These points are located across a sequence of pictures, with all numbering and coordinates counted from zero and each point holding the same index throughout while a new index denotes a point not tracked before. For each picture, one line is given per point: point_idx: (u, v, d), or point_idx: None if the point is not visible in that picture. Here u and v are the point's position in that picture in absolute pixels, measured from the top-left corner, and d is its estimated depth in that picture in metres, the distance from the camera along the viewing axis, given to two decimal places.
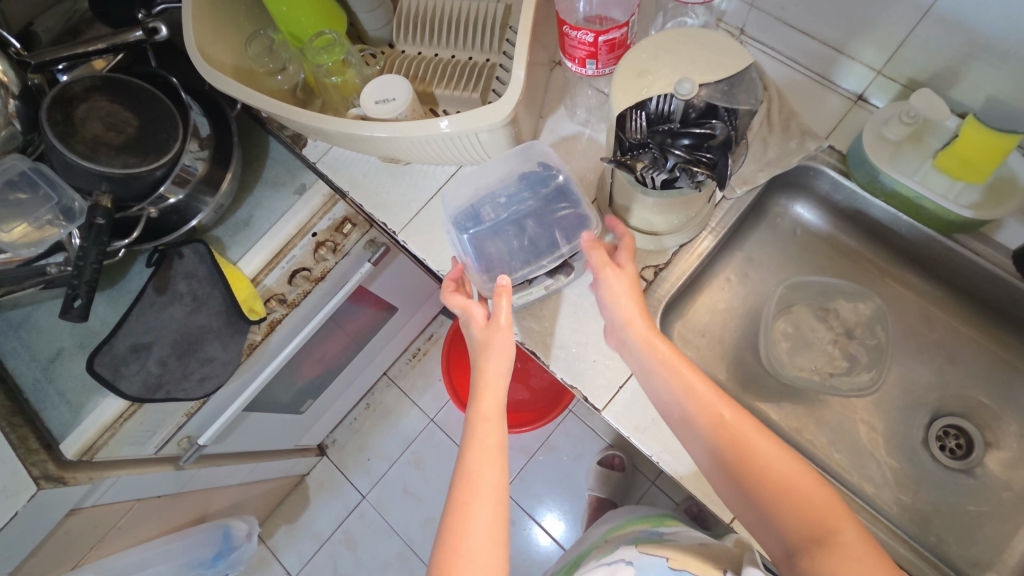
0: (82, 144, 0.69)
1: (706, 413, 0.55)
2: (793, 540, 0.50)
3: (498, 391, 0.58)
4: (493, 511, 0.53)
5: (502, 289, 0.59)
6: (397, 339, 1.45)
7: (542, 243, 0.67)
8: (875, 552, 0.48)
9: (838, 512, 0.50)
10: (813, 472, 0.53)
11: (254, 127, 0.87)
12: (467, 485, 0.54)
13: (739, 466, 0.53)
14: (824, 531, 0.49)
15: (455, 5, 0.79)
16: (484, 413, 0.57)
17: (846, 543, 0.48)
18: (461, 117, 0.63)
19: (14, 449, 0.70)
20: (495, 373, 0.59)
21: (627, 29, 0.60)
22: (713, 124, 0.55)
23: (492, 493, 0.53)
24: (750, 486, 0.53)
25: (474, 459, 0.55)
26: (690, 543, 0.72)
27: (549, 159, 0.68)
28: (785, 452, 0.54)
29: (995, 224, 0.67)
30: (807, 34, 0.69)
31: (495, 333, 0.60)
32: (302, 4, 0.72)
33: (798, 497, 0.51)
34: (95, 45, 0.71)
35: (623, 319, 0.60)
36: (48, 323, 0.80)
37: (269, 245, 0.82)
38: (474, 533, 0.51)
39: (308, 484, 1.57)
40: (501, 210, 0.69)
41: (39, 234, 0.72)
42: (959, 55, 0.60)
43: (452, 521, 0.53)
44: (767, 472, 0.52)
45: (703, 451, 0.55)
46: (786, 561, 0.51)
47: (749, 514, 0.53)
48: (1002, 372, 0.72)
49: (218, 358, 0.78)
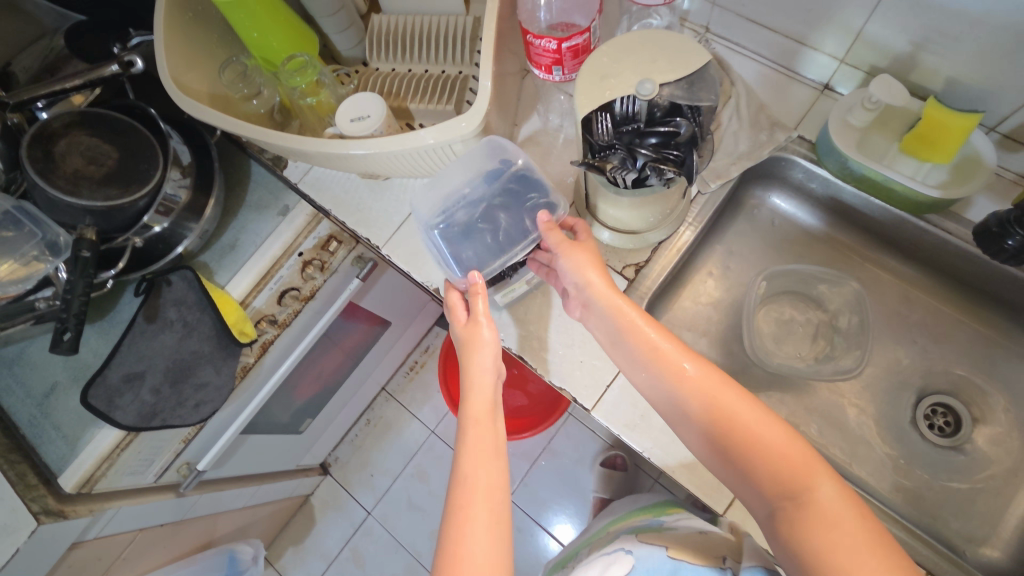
0: (63, 180, 0.70)
1: (671, 370, 0.55)
2: (770, 501, 0.50)
3: (487, 391, 0.59)
4: (492, 513, 0.52)
5: (476, 284, 0.61)
6: (392, 353, 1.45)
7: (515, 234, 0.68)
8: (853, 510, 0.48)
9: (813, 469, 0.49)
10: (787, 426, 0.52)
11: (236, 153, 0.89)
12: (464, 489, 0.53)
13: (713, 428, 0.53)
14: (799, 491, 0.49)
15: (424, 21, 0.81)
16: (476, 414, 0.57)
17: (822, 502, 0.48)
18: (433, 129, 0.64)
19: (13, 485, 0.70)
20: (483, 371, 0.59)
21: (589, 34, 0.62)
22: (678, 122, 0.57)
23: (487, 495, 0.53)
24: (725, 448, 0.52)
25: (467, 460, 0.55)
26: (688, 533, 0.72)
27: (506, 151, 0.68)
28: (757, 407, 0.53)
29: (965, 202, 0.68)
30: (769, 28, 0.70)
31: (479, 332, 0.60)
32: (273, 28, 0.72)
33: (771, 457, 0.50)
34: (71, 81, 0.72)
35: (586, 287, 0.60)
36: (41, 359, 0.81)
37: (257, 267, 0.83)
38: (473, 535, 0.51)
39: (313, 504, 1.56)
40: (472, 209, 0.70)
41: (25, 270, 0.72)
42: (915, 41, 0.61)
43: (451, 528, 0.52)
44: (738, 432, 0.51)
45: (677, 414, 0.55)
46: (767, 521, 0.51)
47: (728, 474, 0.53)
48: (984, 348, 0.73)
49: (212, 383, 0.78)
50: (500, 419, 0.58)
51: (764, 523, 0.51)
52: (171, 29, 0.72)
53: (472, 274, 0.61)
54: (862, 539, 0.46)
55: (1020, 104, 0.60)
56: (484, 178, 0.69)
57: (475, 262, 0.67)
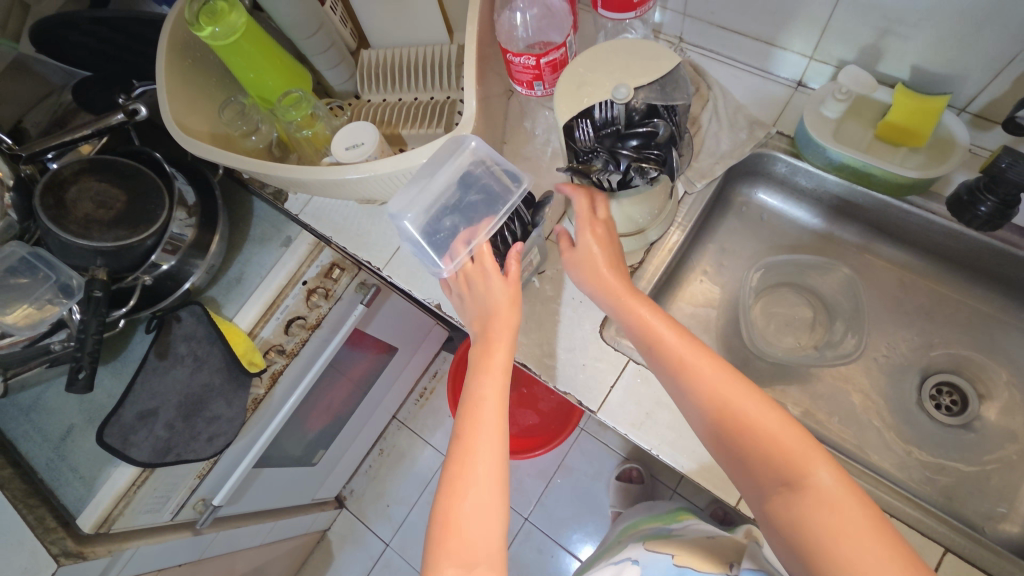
0: (75, 224, 0.73)
1: (678, 359, 0.56)
2: (767, 489, 0.50)
3: (508, 347, 0.61)
4: (496, 471, 0.54)
5: (514, 254, 0.63)
6: (401, 380, 1.46)
7: (480, 211, 0.66)
8: (853, 496, 0.47)
9: (812, 455, 0.49)
10: (789, 416, 0.52)
11: (238, 189, 0.92)
12: (473, 433, 0.56)
13: (716, 415, 0.53)
14: (799, 476, 0.48)
15: (410, 52, 0.85)
16: (490, 371, 0.59)
17: (821, 488, 0.47)
18: (395, 159, 0.68)
19: (32, 529, 0.72)
20: (505, 329, 0.62)
21: (565, 48, 0.66)
22: (656, 123, 0.58)
23: (495, 443, 0.55)
24: (721, 430, 0.53)
25: (480, 409, 0.57)
26: (695, 537, 0.74)
27: (452, 145, 0.65)
28: (755, 394, 0.53)
29: (945, 180, 0.70)
30: (738, 32, 0.73)
31: (502, 292, 0.62)
32: (268, 69, 0.76)
33: (768, 441, 0.50)
34: (81, 131, 0.76)
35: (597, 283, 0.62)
36: (56, 403, 0.83)
37: (262, 298, 0.84)
38: (477, 484, 0.54)
39: (330, 539, 1.56)
40: (449, 197, 0.66)
41: (39, 314, 0.74)
42: (877, 33, 0.64)
43: (453, 467, 0.55)
44: (738, 419, 0.52)
45: (674, 388, 0.56)
46: (761, 511, 0.51)
47: (728, 462, 0.53)
48: (982, 323, 0.74)
49: (224, 416, 0.80)
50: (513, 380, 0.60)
51: (758, 512, 0.51)
52: (171, 76, 0.76)
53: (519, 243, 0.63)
54: (865, 526, 0.45)
55: (986, 82, 0.62)
56: (470, 175, 0.66)
57: (460, 243, 0.65)
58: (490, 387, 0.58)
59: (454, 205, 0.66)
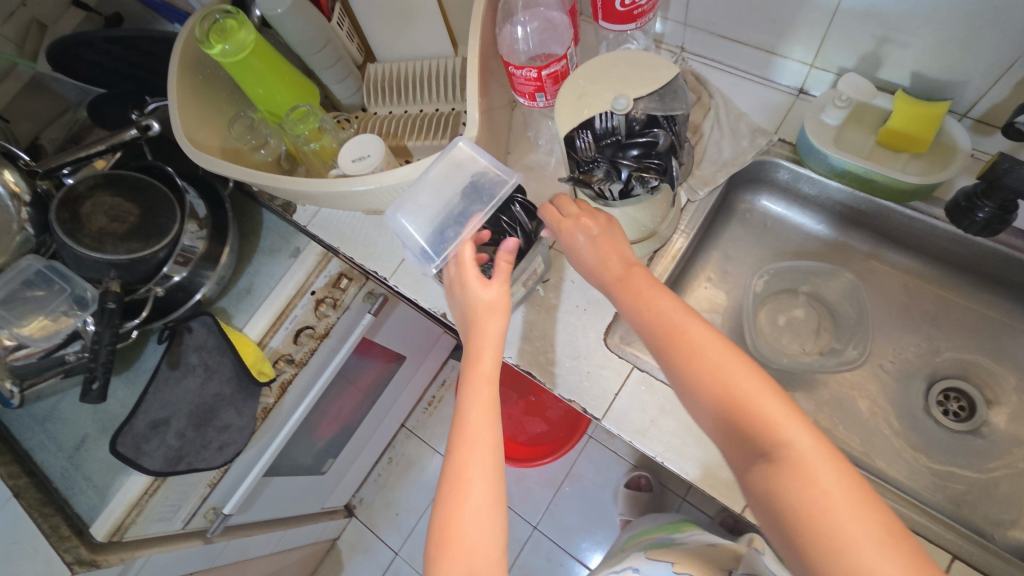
0: (89, 238, 0.75)
1: (663, 326, 0.55)
2: (744, 454, 0.49)
3: (496, 352, 0.61)
4: (493, 474, 0.55)
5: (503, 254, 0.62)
6: (409, 388, 1.47)
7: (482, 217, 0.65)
8: (829, 462, 0.46)
9: (788, 421, 0.48)
10: (771, 380, 0.50)
11: (248, 202, 0.94)
12: (467, 444, 0.56)
13: (697, 380, 0.52)
14: (775, 444, 0.48)
15: (415, 66, 0.86)
16: (479, 378, 0.60)
17: (797, 455, 0.47)
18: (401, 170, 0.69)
19: (48, 538, 0.74)
20: (492, 335, 0.61)
21: (566, 60, 0.67)
22: (657, 133, 0.59)
23: (489, 454, 0.56)
24: (701, 398, 0.52)
25: (473, 420, 0.57)
26: (695, 546, 0.74)
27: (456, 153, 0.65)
28: (738, 359, 0.52)
29: (947, 186, 0.70)
30: (739, 41, 0.74)
31: (488, 296, 0.62)
32: (277, 84, 0.78)
33: (749, 408, 0.49)
34: (95, 147, 0.78)
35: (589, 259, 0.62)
36: (71, 412, 0.84)
37: (271, 308, 0.86)
38: (474, 496, 0.54)
39: (340, 548, 1.56)
40: (452, 207, 0.65)
41: (54, 326, 0.76)
42: (876, 40, 0.64)
43: (450, 482, 0.55)
44: (721, 386, 0.51)
45: (659, 354, 0.55)
46: (741, 477, 0.50)
47: (710, 429, 0.52)
48: (989, 329, 0.73)
49: (234, 425, 0.81)
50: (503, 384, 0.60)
51: (737, 474, 0.51)
52: (183, 93, 0.78)
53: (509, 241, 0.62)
54: (841, 492, 0.45)
55: (986, 88, 0.62)
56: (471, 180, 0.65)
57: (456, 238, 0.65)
58: (481, 395, 0.59)
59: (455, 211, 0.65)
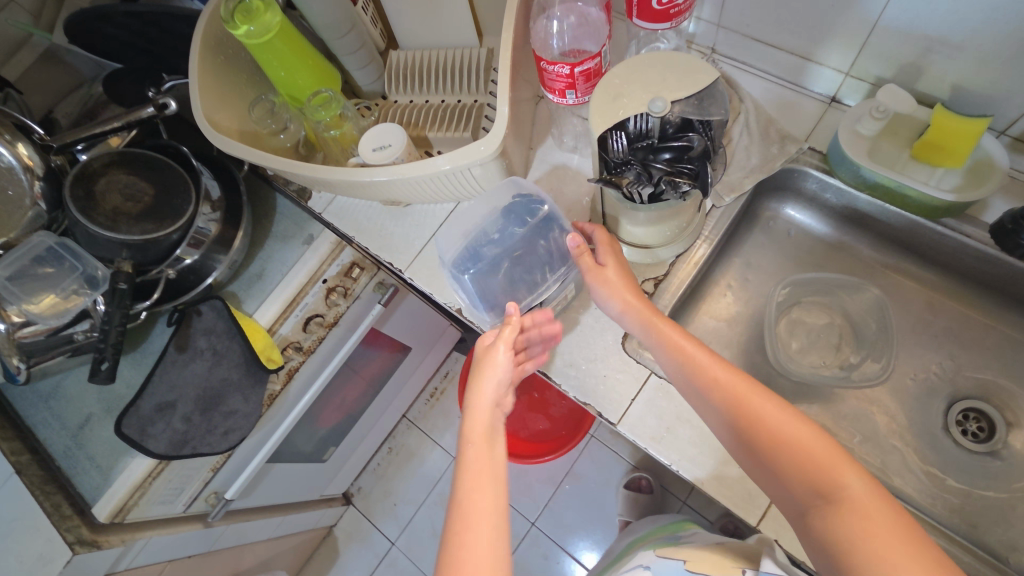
0: (103, 216, 0.74)
1: (705, 378, 0.56)
2: (801, 499, 0.50)
3: (487, 413, 0.59)
4: (489, 536, 0.52)
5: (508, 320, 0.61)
6: (413, 379, 1.46)
7: (533, 259, 0.71)
8: (886, 504, 0.47)
9: (843, 465, 0.49)
10: (816, 427, 0.52)
11: (262, 186, 0.92)
12: (466, 508, 0.54)
13: (742, 429, 0.53)
14: (830, 488, 0.48)
15: (439, 55, 0.84)
16: (474, 438, 0.58)
17: (855, 497, 0.47)
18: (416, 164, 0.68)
19: (49, 517, 0.73)
20: (486, 396, 0.59)
21: (600, 58, 0.65)
22: (691, 136, 0.58)
23: (486, 516, 0.53)
24: (746, 441, 0.53)
25: (469, 482, 0.55)
26: (705, 544, 0.69)
27: (524, 189, 0.70)
28: (781, 407, 0.53)
29: (981, 205, 0.69)
30: (774, 46, 0.72)
31: (495, 357, 0.60)
32: (299, 68, 0.76)
33: (800, 454, 0.50)
34: (111, 124, 0.77)
35: (619, 303, 0.63)
36: (76, 391, 0.83)
37: (282, 295, 0.84)
38: (472, 560, 0.51)
39: (336, 536, 1.56)
40: (492, 249, 0.72)
41: (64, 304, 0.75)
42: (918, 51, 0.63)
43: (449, 545, 0.53)
44: (770, 436, 0.52)
45: (703, 406, 0.56)
46: (799, 523, 0.50)
47: (759, 472, 0.53)
48: (1012, 350, 0.72)
49: (241, 411, 0.80)
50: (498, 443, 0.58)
51: (793, 523, 0.51)
52: (204, 72, 0.76)
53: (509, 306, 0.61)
54: (899, 533, 0.45)
55: None
56: (521, 219, 0.71)
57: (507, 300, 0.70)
58: (476, 453, 0.57)
59: (492, 239, 0.72)
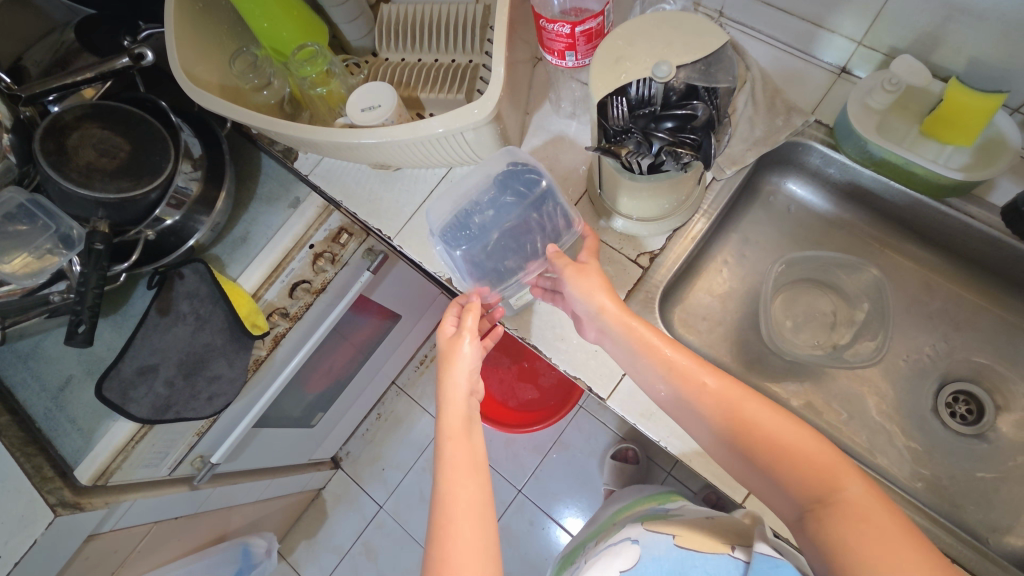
0: (76, 172, 0.70)
1: (690, 385, 0.54)
2: (799, 504, 0.49)
3: (460, 404, 0.57)
4: (475, 527, 0.52)
5: (469, 305, 0.62)
6: (402, 347, 1.45)
7: (523, 230, 0.68)
8: (883, 507, 0.47)
9: (840, 468, 0.49)
10: (810, 429, 0.51)
11: (246, 145, 0.88)
12: (449, 502, 0.53)
13: (734, 436, 0.52)
14: (828, 491, 0.48)
15: (432, 10, 0.80)
16: (451, 433, 0.56)
17: (852, 499, 0.47)
18: (400, 129, 0.65)
19: (30, 478, 0.70)
20: (457, 386, 0.58)
21: (603, 17, 0.61)
22: (695, 105, 0.56)
23: (471, 508, 0.52)
24: (737, 445, 0.52)
25: (449, 479, 0.54)
26: (695, 518, 0.69)
27: (519, 159, 0.67)
28: (771, 410, 0.52)
29: (988, 186, 0.67)
30: (785, 11, 0.69)
31: (460, 346, 0.59)
32: (281, 19, 0.72)
33: (796, 459, 0.49)
34: (84, 74, 0.72)
35: (595, 304, 0.60)
36: (56, 352, 0.81)
37: (268, 259, 0.82)
38: (460, 553, 0.50)
39: (324, 498, 1.57)
40: (481, 219, 0.69)
41: (39, 264, 0.72)
42: (937, 19, 0.60)
43: (436, 542, 0.51)
44: (765, 443, 0.51)
45: (691, 414, 0.55)
46: (797, 528, 0.49)
47: (754, 479, 0.52)
48: (1008, 334, 0.72)
49: (225, 376, 0.78)
50: (476, 432, 0.57)
51: (792, 528, 0.50)
52: (182, 21, 0.72)
53: (467, 295, 0.64)
54: (898, 534, 0.45)
55: None
56: (512, 189, 0.68)
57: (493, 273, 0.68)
58: (452, 452, 0.55)
59: (481, 208, 0.69)
